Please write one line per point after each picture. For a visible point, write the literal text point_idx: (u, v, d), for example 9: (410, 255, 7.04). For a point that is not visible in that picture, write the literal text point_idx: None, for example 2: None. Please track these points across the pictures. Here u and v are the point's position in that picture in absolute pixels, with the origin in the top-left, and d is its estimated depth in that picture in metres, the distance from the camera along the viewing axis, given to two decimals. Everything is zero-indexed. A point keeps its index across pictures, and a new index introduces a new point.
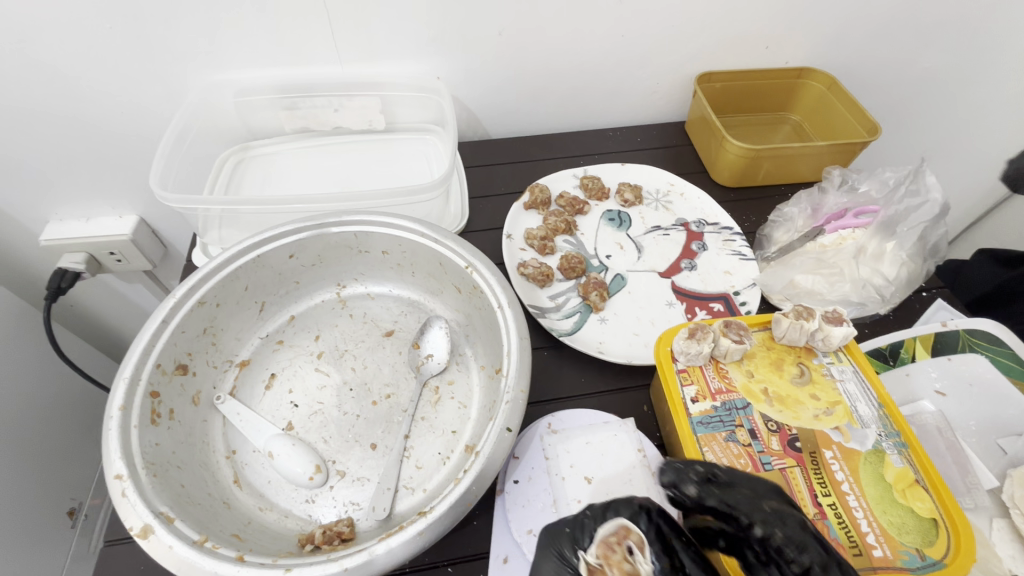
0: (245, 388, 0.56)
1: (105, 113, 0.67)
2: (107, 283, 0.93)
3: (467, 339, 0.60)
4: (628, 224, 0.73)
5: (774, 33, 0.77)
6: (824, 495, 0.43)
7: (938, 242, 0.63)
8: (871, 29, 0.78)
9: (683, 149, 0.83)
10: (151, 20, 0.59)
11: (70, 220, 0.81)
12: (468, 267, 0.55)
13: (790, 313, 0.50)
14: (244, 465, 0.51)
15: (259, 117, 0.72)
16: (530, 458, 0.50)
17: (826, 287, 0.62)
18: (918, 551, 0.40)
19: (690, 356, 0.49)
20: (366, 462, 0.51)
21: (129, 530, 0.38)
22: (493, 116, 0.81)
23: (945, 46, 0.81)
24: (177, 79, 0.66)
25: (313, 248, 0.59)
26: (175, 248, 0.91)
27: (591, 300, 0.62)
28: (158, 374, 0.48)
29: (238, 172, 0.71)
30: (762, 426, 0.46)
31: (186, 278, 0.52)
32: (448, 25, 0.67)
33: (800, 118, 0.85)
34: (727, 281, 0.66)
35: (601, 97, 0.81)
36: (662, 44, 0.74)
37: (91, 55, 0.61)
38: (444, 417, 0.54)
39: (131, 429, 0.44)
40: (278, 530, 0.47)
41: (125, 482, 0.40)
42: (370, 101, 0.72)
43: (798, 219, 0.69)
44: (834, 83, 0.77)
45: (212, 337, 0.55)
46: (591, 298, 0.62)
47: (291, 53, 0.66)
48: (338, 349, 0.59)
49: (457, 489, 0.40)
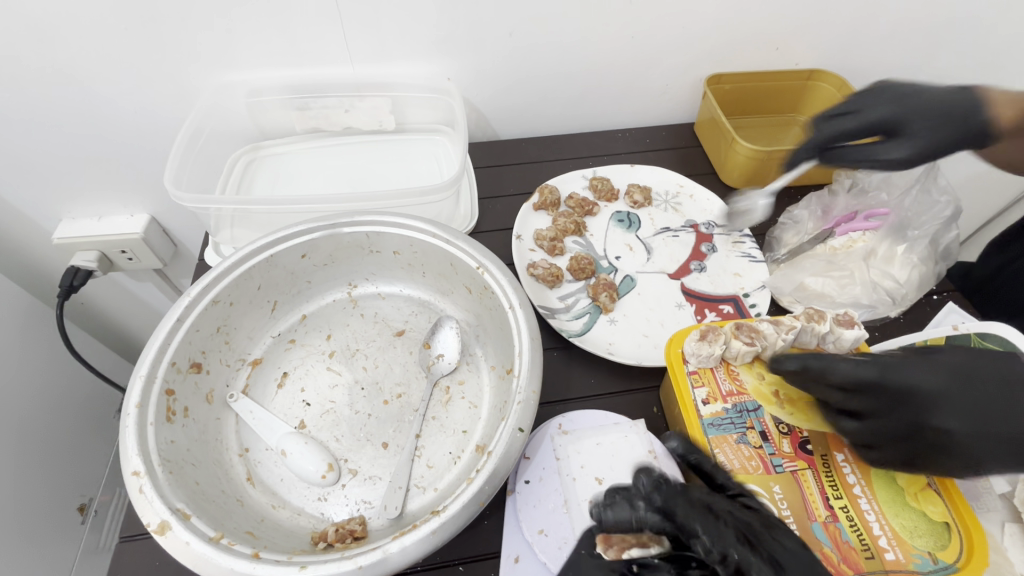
0: (258, 386, 0.56)
1: (119, 114, 0.68)
2: (118, 282, 0.94)
3: (477, 339, 0.60)
4: (638, 225, 0.73)
5: (785, 35, 0.77)
6: (835, 498, 0.43)
7: (949, 245, 0.63)
8: (882, 30, 0.78)
9: (693, 150, 0.83)
10: (166, 20, 0.60)
11: (83, 219, 0.82)
12: (479, 268, 0.55)
13: (802, 316, 0.51)
14: (257, 463, 0.51)
15: (271, 118, 0.73)
16: (541, 458, 0.50)
17: (836, 290, 0.62)
18: (930, 555, 0.40)
19: (701, 357, 0.49)
20: (378, 460, 0.51)
21: (147, 526, 0.39)
22: (502, 118, 0.81)
23: (957, 48, 0.81)
24: (190, 80, 0.67)
25: (326, 248, 0.59)
26: (186, 247, 0.92)
27: (603, 300, 0.62)
28: (173, 372, 0.49)
29: (249, 172, 0.72)
30: (773, 428, 0.47)
31: (200, 278, 0.52)
32: (459, 27, 0.67)
33: (809, 119, 0.85)
34: (736, 283, 0.66)
35: (610, 98, 0.81)
36: (673, 45, 0.74)
37: (107, 54, 0.62)
38: (454, 417, 0.54)
39: (148, 426, 0.45)
40: (291, 528, 0.47)
41: (142, 478, 0.41)
42: (381, 102, 0.73)
43: (808, 221, 0.69)
44: (844, 85, 0.77)
45: (225, 336, 0.55)
46: (602, 299, 0.62)
47: (303, 54, 0.67)
48: (350, 349, 0.59)
49: (470, 489, 0.41)
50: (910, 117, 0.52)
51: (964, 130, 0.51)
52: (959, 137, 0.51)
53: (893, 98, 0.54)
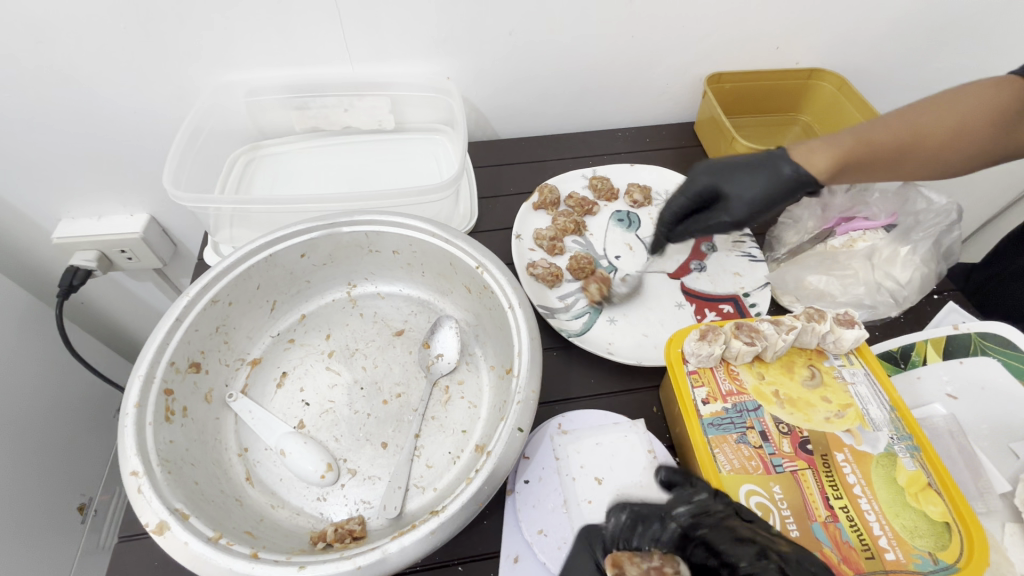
0: (257, 386, 0.56)
1: (119, 114, 0.68)
2: (117, 282, 0.94)
3: (476, 338, 0.60)
4: (637, 225, 0.73)
5: (785, 34, 0.76)
6: (835, 498, 0.43)
7: (951, 246, 0.62)
8: (883, 30, 0.78)
9: (692, 149, 0.83)
10: (165, 20, 0.60)
11: (82, 219, 0.82)
12: (478, 267, 0.55)
13: (802, 315, 0.51)
14: (256, 463, 0.51)
15: (270, 117, 0.73)
16: (540, 458, 0.50)
17: (838, 288, 0.62)
18: (930, 555, 0.40)
19: (701, 357, 0.49)
20: (377, 460, 0.51)
21: (146, 526, 0.39)
22: (502, 117, 0.81)
23: (957, 48, 0.81)
24: (189, 79, 0.67)
25: (325, 247, 0.59)
26: (185, 247, 0.92)
27: (591, 291, 0.63)
28: (172, 371, 0.49)
29: (249, 172, 0.72)
30: (773, 428, 0.46)
31: (200, 277, 0.52)
32: (459, 26, 0.67)
33: (809, 119, 0.85)
34: (736, 282, 0.66)
35: (610, 97, 0.81)
36: (673, 44, 0.74)
37: (106, 54, 0.61)
38: (454, 416, 0.54)
39: (147, 426, 0.44)
40: (290, 527, 0.47)
41: (141, 478, 0.41)
42: (380, 101, 0.73)
43: (807, 220, 0.68)
44: (845, 84, 0.77)
45: (224, 335, 0.55)
46: (590, 290, 0.63)
47: (302, 53, 0.67)
48: (349, 348, 0.59)
49: (469, 489, 0.41)
50: (725, 185, 0.58)
51: (794, 187, 0.55)
52: (791, 191, 0.56)
53: (711, 170, 0.59)
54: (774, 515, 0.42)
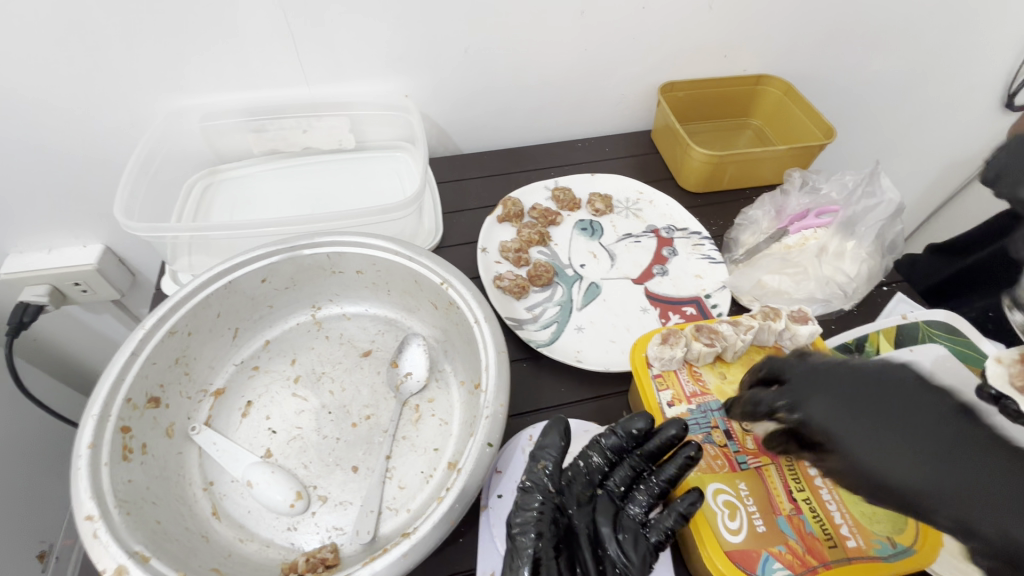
0: (220, 417, 0.55)
1: (65, 143, 0.66)
2: (73, 315, 0.90)
3: (446, 355, 0.60)
4: (600, 233, 0.74)
5: (732, 42, 0.79)
6: (799, 490, 0.45)
7: (895, 238, 0.66)
8: (823, 36, 0.82)
9: (651, 157, 0.86)
10: (111, 48, 0.59)
11: (32, 252, 0.79)
12: (442, 283, 0.55)
13: (759, 315, 0.52)
14: (222, 496, 0.50)
15: (227, 141, 0.72)
16: (513, 471, 0.51)
17: (792, 286, 0.64)
18: (889, 539, 0.43)
19: (664, 361, 0.50)
20: (348, 485, 0.50)
21: (102, 573, 0.37)
22: (462, 131, 0.82)
23: (891, 51, 0.86)
24: (142, 106, 0.66)
25: (286, 271, 0.58)
26: (144, 276, 0.90)
27: (539, 276, 0.66)
28: (129, 409, 0.47)
29: (207, 198, 0.70)
30: (737, 426, 0.48)
31: (156, 308, 0.51)
32: (415, 45, 0.67)
33: (760, 122, 0.88)
34: (698, 284, 0.68)
35: (568, 109, 0.83)
36: (625, 56, 0.77)
37: (49, 83, 0.60)
38: (425, 435, 0.54)
39: (102, 467, 0.43)
40: (259, 561, 0.46)
41: (96, 522, 0.39)
42: (339, 121, 0.73)
43: (763, 221, 0.71)
44: (790, 89, 0.80)
45: (184, 367, 0.54)
46: (540, 275, 0.66)
47: (257, 76, 0.66)
48: (316, 372, 0.59)
49: (440, 508, 0.40)
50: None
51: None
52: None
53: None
54: (719, 521, 0.42)
